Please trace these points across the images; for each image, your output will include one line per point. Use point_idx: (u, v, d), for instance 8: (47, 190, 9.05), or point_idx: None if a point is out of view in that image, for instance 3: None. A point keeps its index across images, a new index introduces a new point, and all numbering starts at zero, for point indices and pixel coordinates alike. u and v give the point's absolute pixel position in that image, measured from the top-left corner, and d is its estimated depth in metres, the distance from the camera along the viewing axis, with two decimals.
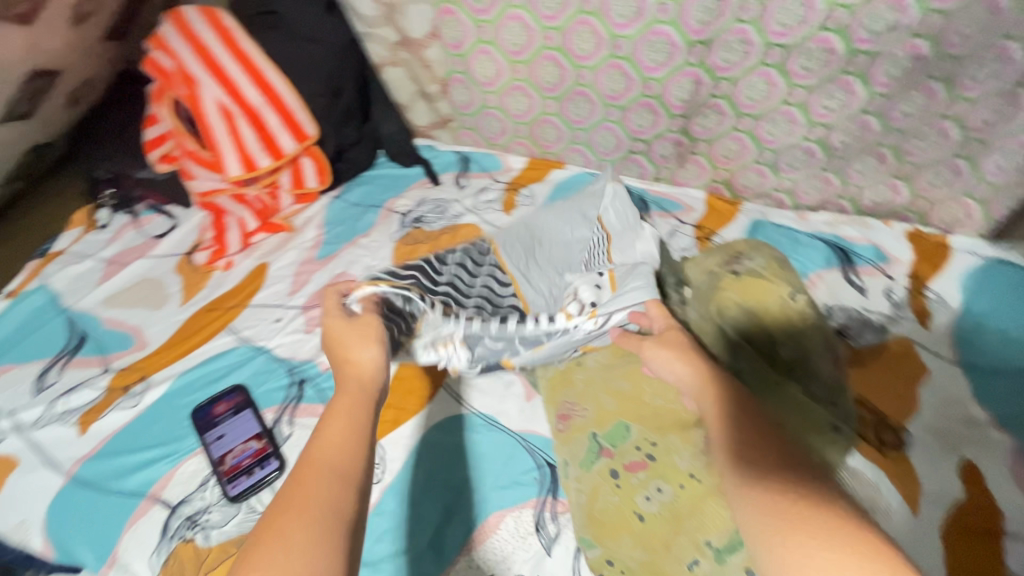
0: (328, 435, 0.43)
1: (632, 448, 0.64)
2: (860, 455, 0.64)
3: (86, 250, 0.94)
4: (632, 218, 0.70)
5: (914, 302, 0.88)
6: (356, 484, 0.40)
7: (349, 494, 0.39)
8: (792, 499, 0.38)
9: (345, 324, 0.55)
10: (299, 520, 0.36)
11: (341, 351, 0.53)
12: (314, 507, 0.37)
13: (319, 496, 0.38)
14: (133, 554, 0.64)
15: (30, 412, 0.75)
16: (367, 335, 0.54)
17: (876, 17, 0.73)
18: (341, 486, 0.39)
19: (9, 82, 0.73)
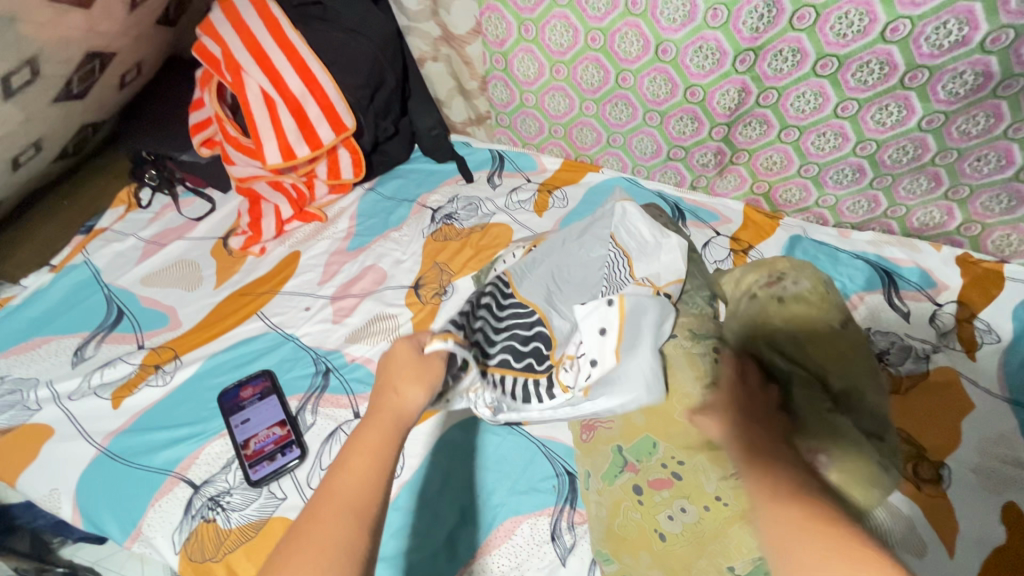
0: (348, 471, 0.39)
1: (657, 464, 0.58)
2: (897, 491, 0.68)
3: (128, 228, 0.96)
4: (649, 236, 0.73)
5: (961, 331, 0.84)
6: (369, 521, 0.37)
7: (362, 533, 0.37)
8: (814, 511, 0.36)
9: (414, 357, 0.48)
10: (306, 564, 0.35)
11: (384, 382, 0.46)
12: (325, 551, 0.35)
13: (329, 538, 0.36)
14: (156, 530, 0.66)
15: (67, 383, 0.77)
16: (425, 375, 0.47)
17: (941, 31, 0.69)
18: (355, 523, 0.37)
19: (65, 62, 0.75)
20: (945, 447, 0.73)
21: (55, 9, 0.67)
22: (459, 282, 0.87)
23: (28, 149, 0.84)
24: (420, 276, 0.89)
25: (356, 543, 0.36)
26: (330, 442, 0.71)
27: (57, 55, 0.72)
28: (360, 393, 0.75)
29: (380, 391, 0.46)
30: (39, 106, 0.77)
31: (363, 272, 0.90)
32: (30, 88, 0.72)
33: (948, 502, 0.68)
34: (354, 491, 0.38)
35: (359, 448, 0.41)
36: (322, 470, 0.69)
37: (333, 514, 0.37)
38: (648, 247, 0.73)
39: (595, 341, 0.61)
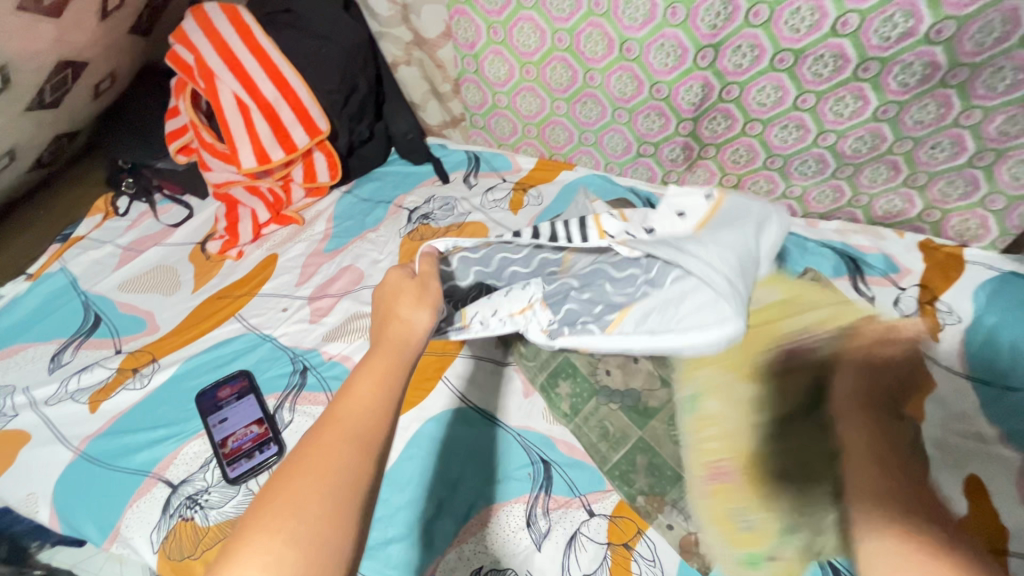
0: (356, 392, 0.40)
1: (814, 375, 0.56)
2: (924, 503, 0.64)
3: (105, 236, 0.97)
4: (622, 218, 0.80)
5: (924, 314, 0.86)
6: (376, 453, 0.38)
7: (369, 463, 0.37)
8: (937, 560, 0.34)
9: (408, 285, 0.52)
10: (316, 487, 0.35)
11: (387, 308, 0.50)
12: (333, 473, 0.36)
13: (337, 461, 0.36)
14: (134, 530, 0.66)
15: (44, 389, 0.78)
16: (424, 300, 0.51)
17: (888, 24, 0.72)
18: (360, 451, 0.37)
19: (35, 72, 0.76)
20: None
21: (23, 18, 0.68)
22: None
23: (1, 159, 0.85)
24: None
25: (358, 472, 0.36)
26: None
27: (27, 64, 0.73)
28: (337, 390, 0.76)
29: (382, 321, 0.49)
30: (11, 115, 0.78)
31: (340, 273, 0.91)
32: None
33: None
34: (360, 415, 0.39)
35: (367, 375, 0.42)
36: None
37: (337, 439, 0.37)
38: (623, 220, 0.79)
39: (676, 218, 0.64)
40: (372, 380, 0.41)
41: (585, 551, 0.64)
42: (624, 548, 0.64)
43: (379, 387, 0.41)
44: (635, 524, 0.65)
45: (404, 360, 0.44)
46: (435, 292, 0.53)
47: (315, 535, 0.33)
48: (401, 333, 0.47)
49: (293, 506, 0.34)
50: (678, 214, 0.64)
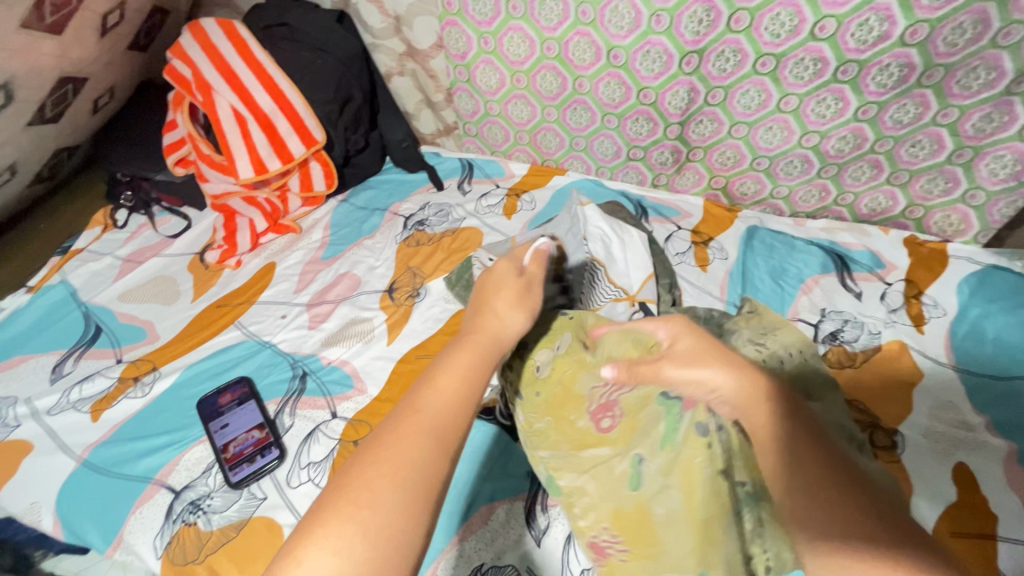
0: (443, 384, 0.40)
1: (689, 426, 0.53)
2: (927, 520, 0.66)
3: (104, 248, 0.98)
4: (617, 227, 0.81)
5: (909, 307, 0.88)
6: (451, 449, 0.37)
7: (444, 459, 0.37)
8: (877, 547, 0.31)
9: (511, 287, 0.54)
10: (392, 479, 0.34)
11: (487, 301, 0.53)
12: (409, 468, 0.35)
13: (414, 455, 0.36)
14: (137, 537, 0.67)
15: (46, 400, 0.78)
16: (522, 304, 0.53)
17: (864, 27, 0.75)
18: (438, 449, 0.37)
19: (38, 88, 0.78)
20: (899, 414, 0.77)
21: (26, 35, 0.69)
22: (432, 284, 0.90)
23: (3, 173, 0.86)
24: (394, 280, 0.92)
25: (433, 468, 0.36)
26: (308, 442, 0.73)
27: (30, 80, 0.75)
28: (336, 394, 0.78)
29: (480, 314, 0.51)
30: (13, 130, 0.80)
31: (338, 280, 0.92)
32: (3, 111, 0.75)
33: (904, 467, 0.72)
34: (443, 406, 0.39)
35: (453, 372, 0.42)
36: (301, 469, 0.71)
37: (416, 431, 0.37)
38: (610, 239, 0.80)
39: (621, 270, 0.77)
40: (456, 373, 0.42)
41: None
42: None
43: (463, 383, 0.41)
44: None
45: (486, 361, 0.45)
46: (535, 297, 0.55)
47: (383, 528, 0.33)
48: (494, 331, 0.48)
49: (368, 492, 0.34)
50: (618, 265, 0.77)
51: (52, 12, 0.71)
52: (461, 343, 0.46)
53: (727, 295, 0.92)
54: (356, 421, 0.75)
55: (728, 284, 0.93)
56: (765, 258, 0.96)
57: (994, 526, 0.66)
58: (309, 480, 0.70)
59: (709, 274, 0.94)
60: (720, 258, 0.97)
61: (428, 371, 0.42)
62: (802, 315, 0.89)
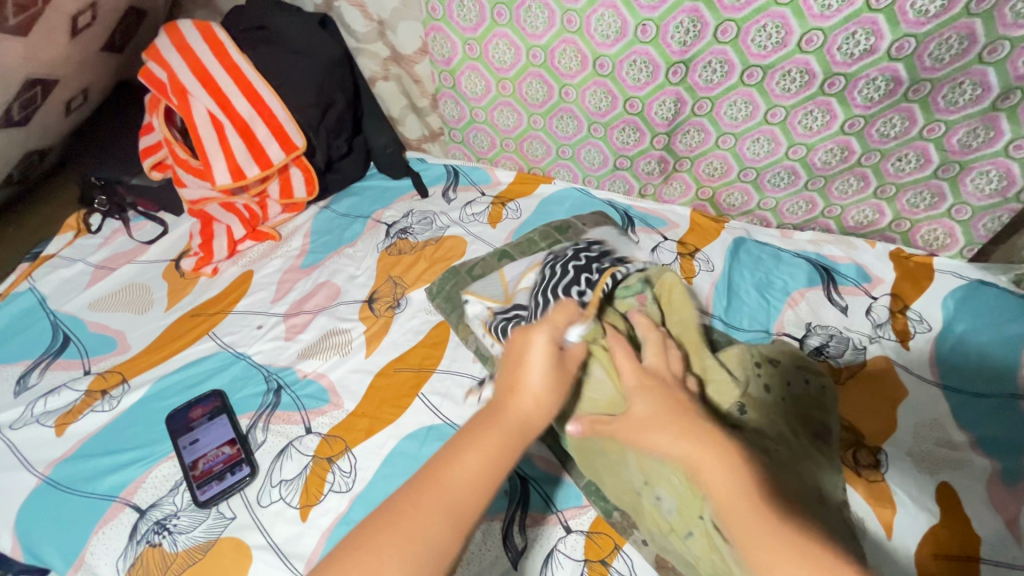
0: (470, 459, 0.43)
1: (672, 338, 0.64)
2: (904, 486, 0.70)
3: (76, 254, 0.95)
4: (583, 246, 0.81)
5: (894, 322, 0.87)
6: (465, 524, 0.40)
7: (455, 534, 0.40)
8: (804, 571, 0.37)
9: (550, 362, 0.51)
10: (404, 544, 0.38)
11: (516, 365, 0.51)
12: (421, 541, 0.38)
13: (429, 531, 0.39)
14: (100, 558, 0.65)
15: (8, 413, 0.76)
16: (556, 381, 0.50)
17: (851, 40, 0.74)
18: (450, 527, 0.39)
19: (3, 90, 0.75)
20: (882, 432, 0.75)
21: None
22: (413, 294, 0.88)
23: None
24: (374, 290, 0.90)
25: (445, 543, 0.39)
26: (281, 458, 0.71)
27: None
28: (311, 408, 0.76)
29: (513, 386, 0.49)
30: None
31: (317, 289, 0.90)
32: None
33: (887, 487, 0.70)
34: (460, 490, 0.41)
35: (478, 446, 0.44)
36: (272, 487, 0.69)
37: (433, 506, 0.40)
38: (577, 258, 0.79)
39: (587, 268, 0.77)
40: (480, 455, 0.43)
41: (562, 568, 0.64)
42: (601, 564, 0.64)
43: (480, 476, 0.42)
44: (612, 541, 0.65)
45: (517, 441, 0.45)
46: (566, 380, 0.52)
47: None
48: (523, 410, 0.47)
49: (376, 549, 0.38)
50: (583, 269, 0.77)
51: (15, 12, 0.68)
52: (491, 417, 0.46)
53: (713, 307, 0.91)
54: (330, 436, 0.73)
55: (716, 298, 0.92)
56: (751, 270, 0.96)
57: (976, 548, 0.65)
58: (281, 499, 0.68)
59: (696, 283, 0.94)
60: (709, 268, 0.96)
61: (446, 451, 0.43)
62: (788, 329, 0.88)
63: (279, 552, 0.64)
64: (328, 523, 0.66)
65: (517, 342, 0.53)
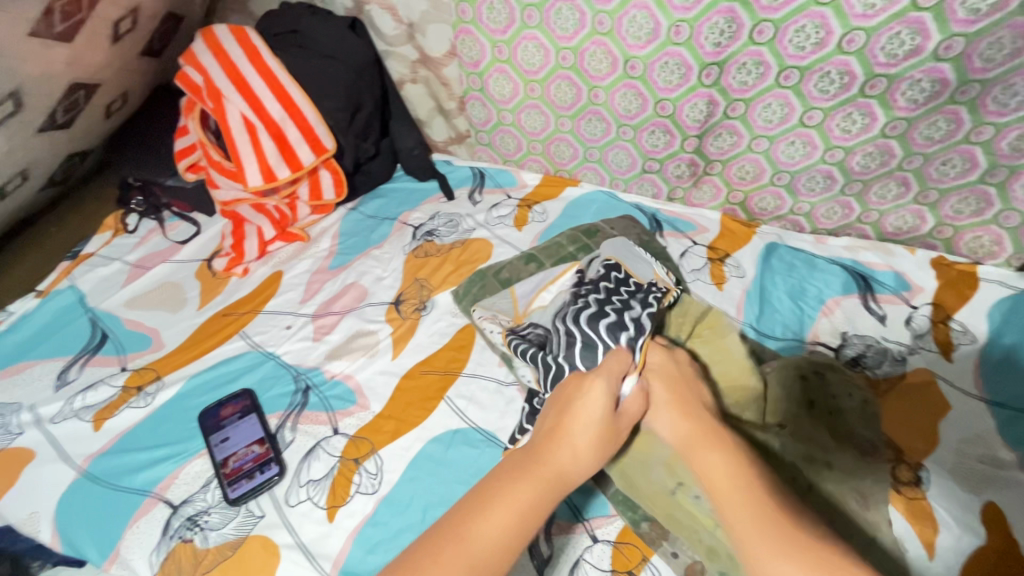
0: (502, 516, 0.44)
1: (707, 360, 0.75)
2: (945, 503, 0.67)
3: (114, 253, 0.98)
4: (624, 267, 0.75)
5: (936, 332, 0.84)
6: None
7: None
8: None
9: (600, 417, 0.51)
10: None
11: (569, 411, 0.51)
12: None
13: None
14: (134, 552, 0.66)
15: (49, 407, 0.78)
16: (603, 441, 0.50)
17: (895, 41, 0.72)
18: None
19: (49, 95, 0.78)
20: (922, 447, 0.72)
21: (35, 43, 0.69)
22: (439, 297, 0.88)
23: (15, 179, 0.86)
24: (401, 292, 0.90)
25: None
26: (308, 458, 0.72)
27: (40, 86, 0.75)
28: (339, 409, 0.76)
29: (553, 432, 0.50)
30: (24, 137, 0.79)
31: (344, 290, 0.91)
32: (13, 119, 0.74)
33: (928, 505, 0.67)
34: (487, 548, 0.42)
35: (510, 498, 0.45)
36: (300, 487, 0.70)
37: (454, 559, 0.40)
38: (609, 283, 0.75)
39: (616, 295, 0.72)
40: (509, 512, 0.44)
41: None
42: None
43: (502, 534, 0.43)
44: (640, 552, 0.64)
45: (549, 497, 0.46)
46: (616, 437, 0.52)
47: None
48: (562, 464, 0.48)
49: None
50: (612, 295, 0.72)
51: (62, 20, 0.70)
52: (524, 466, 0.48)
53: (743, 314, 0.89)
54: (357, 438, 0.73)
55: (746, 306, 0.90)
56: (784, 277, 0.93)
57: None
58: (309, 499, 0.68)
59: (727, 288, 0.92)
60: (740, 274, 0.94)
61: (482, 496, 0.45)
62: (823, 338, 0.85)
63: (307, 551, 0.65)
64: (354, 525, 0.66)
65: (570, 387, 0.54)
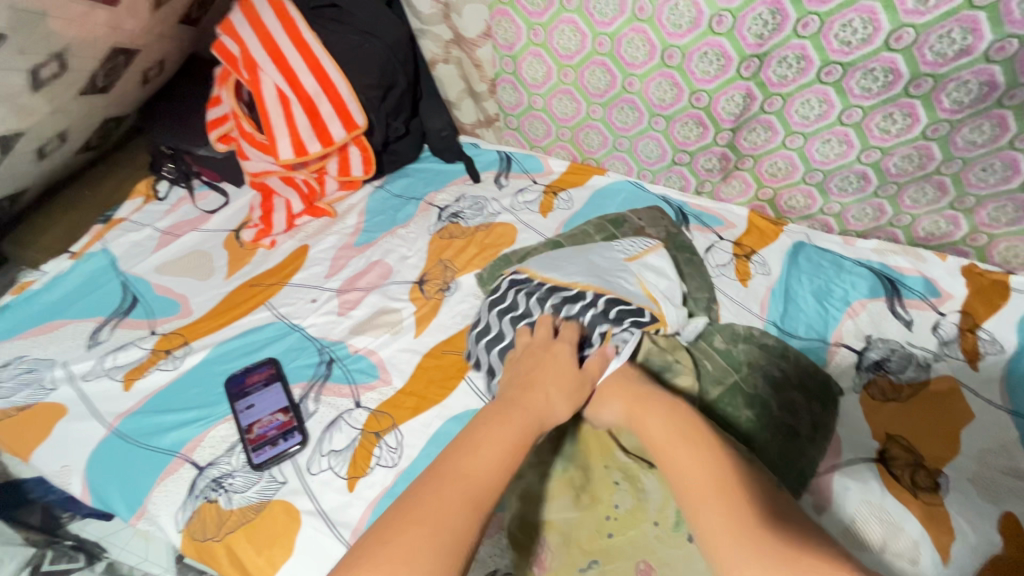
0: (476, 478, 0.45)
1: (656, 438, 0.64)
2: (963, 511, 0.66)
3: (145, 219, 1.00)
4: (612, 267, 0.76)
5: (963, 341, 0.83)
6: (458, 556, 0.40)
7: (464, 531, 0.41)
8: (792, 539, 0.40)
9: (563, 368, 0.60)
10: (422, 532, 0.41)
11: (530, 380, 0.59)
12: (431, 527, 0.41)
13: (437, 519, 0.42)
14: (160, 508, 0.68)
15: (81, 365, 0.80)
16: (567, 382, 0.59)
17: (945, 40, 0.70)
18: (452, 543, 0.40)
19: (91, 58, 0.79)
20: (943, 455, 0.72)
21: (82, 5, 0.70)
22: (463, 278, 0.89)
23: (53, 140, 0.87)
24: (425, 272, 0.90)
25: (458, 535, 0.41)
26: (331, 429, 0.73)
27: (83, 49, 0.75)
28: (361, 383, 0.77)
29: (528, 387, 0.58)
30: (66, 99, 0.81)
31: (369, 267, 0.92)
32: (56, 81, 0.75)
33: (945, 511, 0.66)
34: (469, 495, 0.44)
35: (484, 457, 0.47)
36: (322, 456, 0.71)
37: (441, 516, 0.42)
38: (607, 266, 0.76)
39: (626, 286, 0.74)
40: (483, 469, 0.46)
41: None
42: None
43: (463, 509, 0.43)
44: None
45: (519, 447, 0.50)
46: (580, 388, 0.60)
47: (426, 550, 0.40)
48: (539, 412, 0.55)
49: (406, 529, 0.41)
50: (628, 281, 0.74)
51: None
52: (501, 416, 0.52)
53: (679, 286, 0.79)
54: (378, 412, 0.74)
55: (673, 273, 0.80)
56: (810, 277, 0.92)
57: None
58: (330, 469, 0.70)
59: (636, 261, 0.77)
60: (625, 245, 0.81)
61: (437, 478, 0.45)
62: (847, 340, 0.84)
63: (327, 519, 0.66)
64: (374, 496, 0.67)
65: (538, 353, 0.63)
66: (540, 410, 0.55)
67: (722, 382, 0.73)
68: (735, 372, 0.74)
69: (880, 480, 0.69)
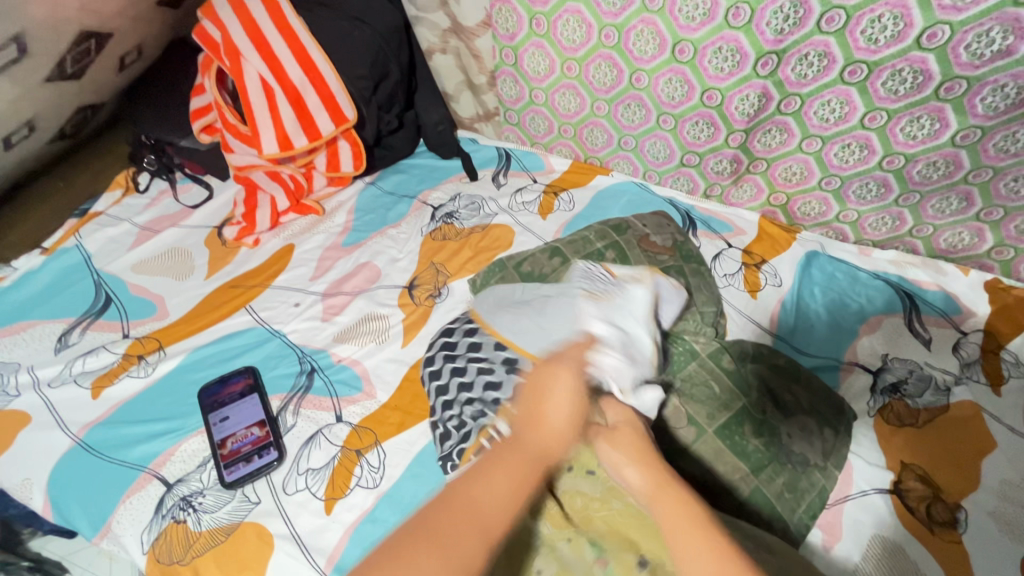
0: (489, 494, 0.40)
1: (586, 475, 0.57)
2: (986, 551, 0.61)
3: (123, 213, 0.95)
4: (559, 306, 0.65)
5: (986, 363, 0.76)
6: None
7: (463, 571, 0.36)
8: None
9: (569, 407, 0.47)
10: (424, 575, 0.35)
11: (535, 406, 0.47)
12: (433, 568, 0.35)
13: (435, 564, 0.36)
14: (125, 528, 0.64)
15: (48, 370, 0.76)
16: (579, 415, 0.48)
17: (983, 39, 0.64)
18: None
19: (57, 42, 0.73)
20: (961, 486, 0.66)
21: None
22: (455, 284, 0.84)
23: (21, 130, 0.82)
24: (415, 276, 0.85)
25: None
26: (309, 445, 0.69)
27: (45, 32, 0.70)
28: (343, 396, 0.73)
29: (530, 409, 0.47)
30: (31, 85, 0.75)
31: (357, 269, 0.87)
32: (18, 65, 0.70)
33: (963, 550, 0.62)
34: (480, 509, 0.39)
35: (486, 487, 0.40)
36: (298, 475, 0.67)
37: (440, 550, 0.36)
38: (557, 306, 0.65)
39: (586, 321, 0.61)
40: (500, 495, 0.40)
41: None
42: None
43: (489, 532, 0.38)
44: None
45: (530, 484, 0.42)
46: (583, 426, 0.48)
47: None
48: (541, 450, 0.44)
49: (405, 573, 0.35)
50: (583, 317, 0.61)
51: None
52: (503, 458, 0.43)
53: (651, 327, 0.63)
54: (360, 428, 0.70)
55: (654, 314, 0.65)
56: (823, 289, 0.86)
57: None
58: (306, 489, 0.65)
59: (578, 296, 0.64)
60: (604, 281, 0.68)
61: (436, 527, 0.37)
62: (861, 360, 0.79)
63: (301, 543, 0.62)
64: (352, 519, 0.63)
65: (541, 376, 0.49)
66: (547, 447, 0.45)
67: (728, 407, 0.68)
68: (738, 396, 0.69)
69: (895, 514, 0.65)
